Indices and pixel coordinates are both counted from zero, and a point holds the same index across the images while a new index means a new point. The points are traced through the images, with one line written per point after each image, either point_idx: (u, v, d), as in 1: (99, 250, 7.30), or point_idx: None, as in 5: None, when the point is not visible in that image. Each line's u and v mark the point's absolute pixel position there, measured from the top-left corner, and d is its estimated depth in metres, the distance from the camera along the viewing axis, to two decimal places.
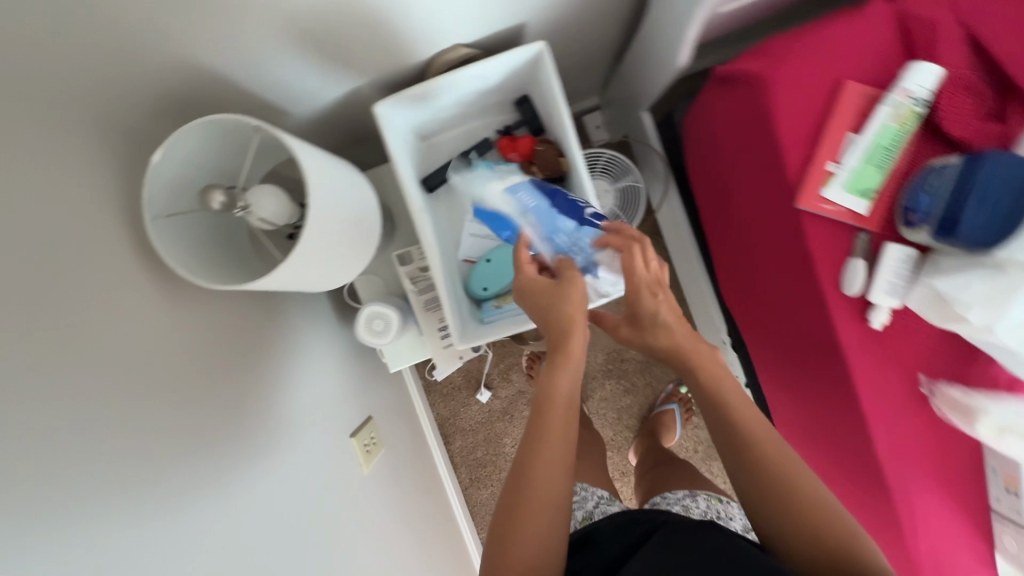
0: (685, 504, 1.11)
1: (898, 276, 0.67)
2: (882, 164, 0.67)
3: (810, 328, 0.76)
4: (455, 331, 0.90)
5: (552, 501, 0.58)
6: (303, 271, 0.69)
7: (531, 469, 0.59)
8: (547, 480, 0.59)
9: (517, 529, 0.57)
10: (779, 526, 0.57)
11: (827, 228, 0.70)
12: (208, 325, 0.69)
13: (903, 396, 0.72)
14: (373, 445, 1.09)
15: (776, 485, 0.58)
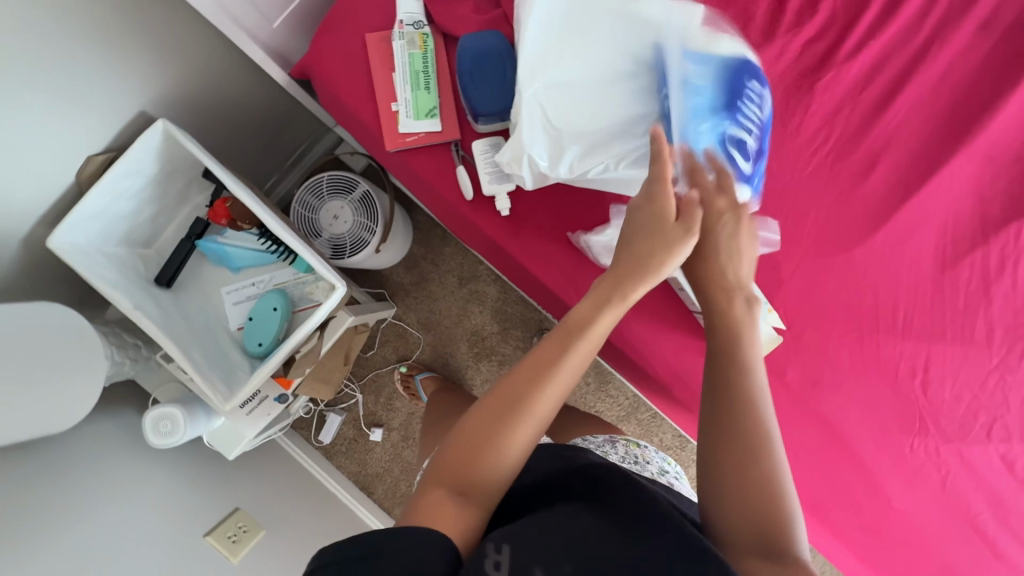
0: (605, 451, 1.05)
1: (490, 164, 0.74)
2: (428, 85, 0.75)
3: (481, 240, 0.81)
4: (221, 397, 0.97)
5: (528, 442, 0.56)
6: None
7: (525, 398, 0.56)
8: (524, 430, 0.55)
9: (480, 456, 0.54)
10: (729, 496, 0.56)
11: (425, 155, 0.77)
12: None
13: (568, 260, 0.75)
14: (240, 533, 1.11)
15: (750, 461, 0.57)
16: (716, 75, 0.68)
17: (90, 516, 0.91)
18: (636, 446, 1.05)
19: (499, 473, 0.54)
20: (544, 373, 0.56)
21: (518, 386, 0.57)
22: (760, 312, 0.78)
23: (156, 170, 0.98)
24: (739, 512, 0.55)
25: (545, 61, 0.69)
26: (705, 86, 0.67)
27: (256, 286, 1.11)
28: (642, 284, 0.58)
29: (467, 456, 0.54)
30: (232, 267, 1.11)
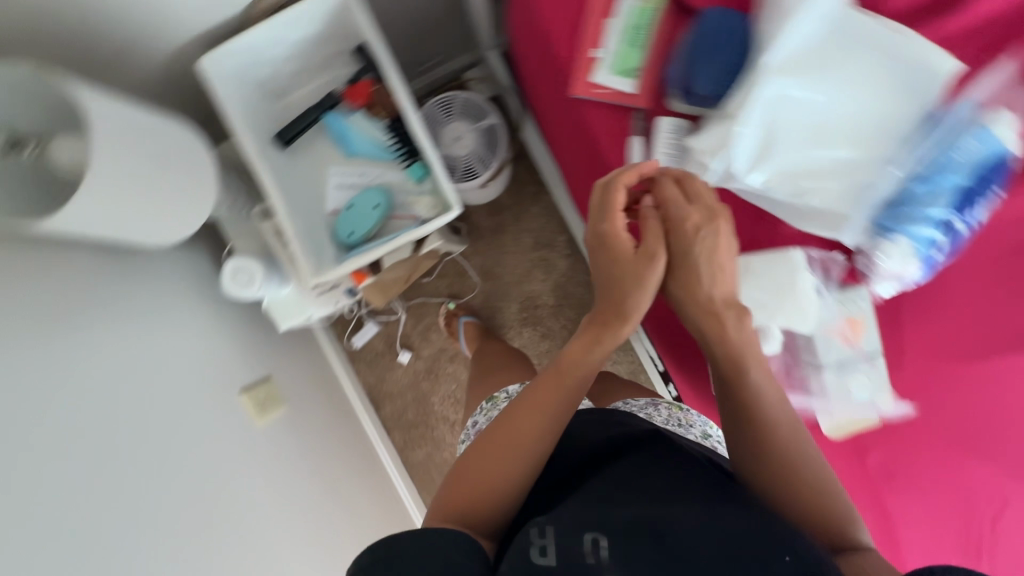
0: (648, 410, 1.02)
1: (670, 148, 0.71)
2: (639, 43, 0.71)
3: (619, 215, 0.80)
4: (309, 270, 0.98)
5: (527, 456, 0.62)
6: (105, 210, 0.73)
7: (517, 424, 0.63)
8: (518, 447, 0.62)
9: (481, 480, 0.61)
10: (786, 475, 0.60)
11: (605, 113, 0.74)
12: (34, 284, 0.75)
13: None
14: (267, 401, 1.13)
15: (782, 470, 0.60)
16: (984, 167, 0.64)
17: (157, 337, 0.93)
18: (680, 408, 1.02)
19: (503, 485, 0.61)
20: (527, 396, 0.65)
21: (513, 417, 0.64)
22: (876, 388, 0.73)
23: (317, 29, 0.95)
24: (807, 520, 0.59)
25: (797, 66, 0.67)
26: (964, 168, 0.64)
27: (362, 178, 1.09)
28: (622, 325, 0.64)
29: (469, 485, 0.61)
30: (347, 151, 1.09)
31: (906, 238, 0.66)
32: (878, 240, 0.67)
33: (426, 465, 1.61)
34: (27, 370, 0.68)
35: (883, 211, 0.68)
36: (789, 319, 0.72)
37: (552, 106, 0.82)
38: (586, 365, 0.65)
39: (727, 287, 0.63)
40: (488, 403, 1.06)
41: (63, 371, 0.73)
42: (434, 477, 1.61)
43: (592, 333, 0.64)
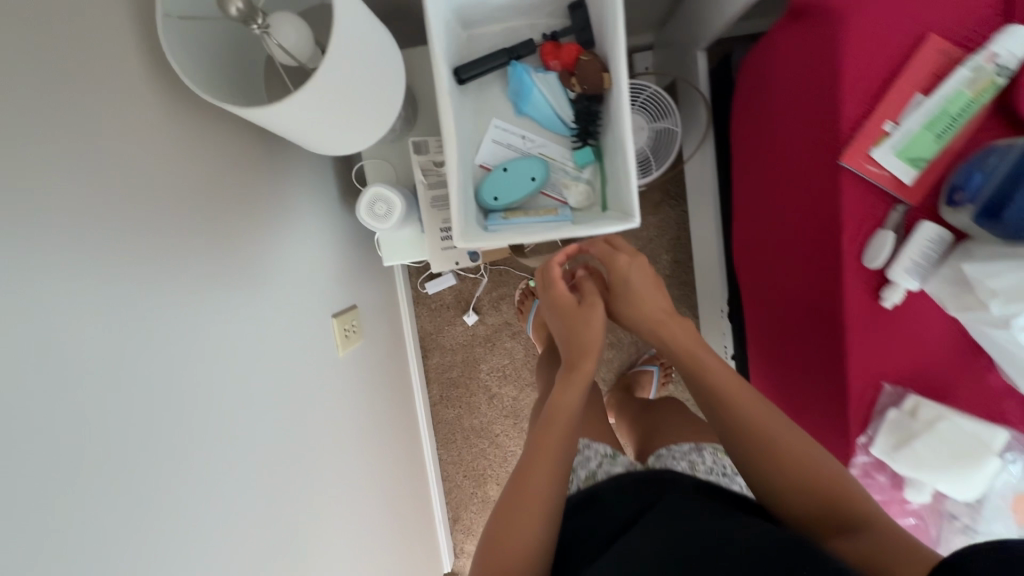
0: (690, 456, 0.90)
1: (923, 258, 0.64)
2: (941, 133, 0.63)
3: (818, 297, 0.74)
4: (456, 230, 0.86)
5: (546, 492, 0.66)
6: (308, 114, 0.66)
7: (535, 459, 0.69)
8: (538, 480, 0.66)
9: (515, 523, 0.63)
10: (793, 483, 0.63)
11: (864, 192, 0.66)
12: (195, 168, 0.68)
13: (877, 387, 0.70)
14: (352, 331, 1.09)
15: (795, 487, 0.62)
16: None
17: (284, 247, 0.87)
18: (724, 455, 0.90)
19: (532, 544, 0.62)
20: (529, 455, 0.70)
21: (530, 457, 0.70)
22: None
23: None
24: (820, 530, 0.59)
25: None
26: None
27: (524, 142, 1.01)
28: (585, 359, 0.78)
29: (501, 532, 0.63)
30: (518, 109, 1.00)
31: None
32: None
33: (454, 425, 1.61)
34: (182, 265, 0.63)
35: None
36: (953, 484, 0.67)
37: (797, 156, 0.74)
38: (578, 388, 0.76)
39: (660, 303, 0.81)
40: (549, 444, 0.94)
41: (210, 270, 0.68)
42: (458, 439, 1.61)
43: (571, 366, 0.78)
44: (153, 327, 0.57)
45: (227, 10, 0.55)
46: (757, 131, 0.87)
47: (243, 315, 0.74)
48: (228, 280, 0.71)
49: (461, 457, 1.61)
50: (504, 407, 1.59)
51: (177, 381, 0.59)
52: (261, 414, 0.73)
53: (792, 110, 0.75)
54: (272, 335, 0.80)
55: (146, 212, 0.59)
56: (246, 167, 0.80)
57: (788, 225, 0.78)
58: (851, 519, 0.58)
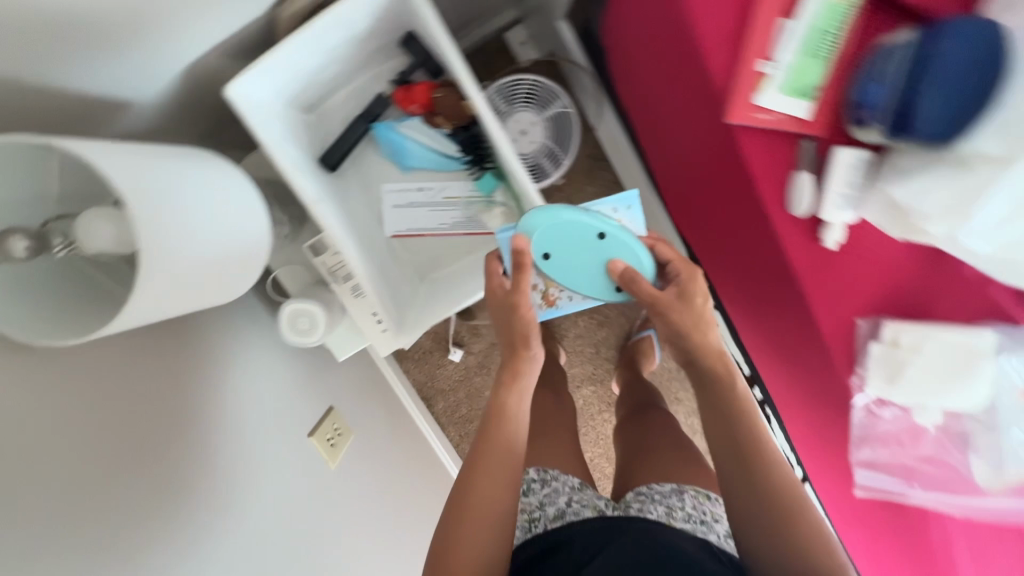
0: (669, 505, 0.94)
1: (851, 185, 0.58)
2: (822, 53, 0.55)
3: (761, 251, 0.68)
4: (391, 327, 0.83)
5: (499, 519, 0.63)
6: (157, 300, 0.59)
7: (490, 456, 0.66)
8: (490, 499, 0.64)
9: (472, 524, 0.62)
10: (773, 528, 0.61)
11: (765, 140, 0.59)
12: (89, 393, 0.64)
13: (841, 337, 0.65)
14: (337, 437, 1.05)
15: (788, 529, 0.60)
16: None
17: (225, 404, 0.84)
18: (706, 499, 0.95)
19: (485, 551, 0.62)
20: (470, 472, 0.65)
21: (473, 473, 0.65)
22: None
23: (363, 27, 0.75)
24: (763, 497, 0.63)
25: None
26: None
27: (424, 193, 0.95)
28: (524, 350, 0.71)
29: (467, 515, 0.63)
30: (403, 166, 0.93)
31: None
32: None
33: None
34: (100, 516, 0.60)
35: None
36: (956, 402, 0.64)
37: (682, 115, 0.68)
38: (519, 397, 0.70)
39: (698, 322, 0.68)
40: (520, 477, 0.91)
41: (138, 497, 0.65)
42: None
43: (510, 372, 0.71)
44: None
45: (15, 253, 0.49)
46: (642, 98, 0.79)
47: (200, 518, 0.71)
48: (163, 491, 0.68)
49: None
50: None
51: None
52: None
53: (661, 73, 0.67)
54: (236, 508, 0.78)
55: (46, 487, 0.55)
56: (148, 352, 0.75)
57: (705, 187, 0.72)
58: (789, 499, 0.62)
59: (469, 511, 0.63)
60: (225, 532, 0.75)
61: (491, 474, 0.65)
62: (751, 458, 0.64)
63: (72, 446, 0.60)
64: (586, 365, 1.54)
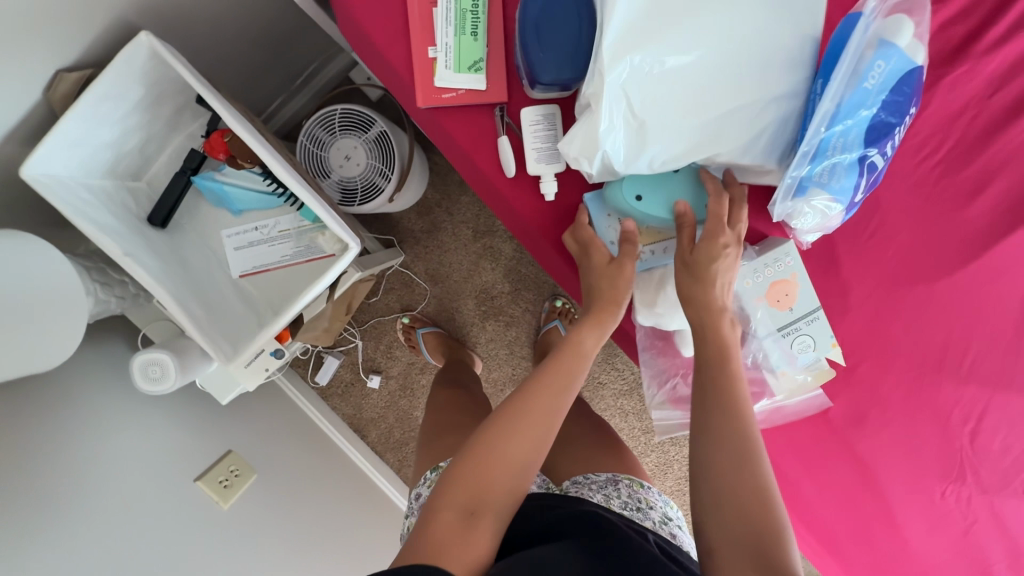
0: (607, 492, 0.88)
1: (543, 139, 0.62)
2: (475, 30, 0.61)
3: (511, 219, 0.71)
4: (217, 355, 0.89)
5: (509, 481, 0.58)
6: None
7: (514, 430, 0.60)
8: (510, 455, 0.59)
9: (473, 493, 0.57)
10: (733, 525, 0.53)
11: (463, 115, 0.65)
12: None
13: None
14: (232, 478, 1.09)
15: (770, 535, 0.52)
16: (890, 90, 0.54)
17: (84, 469, 0.89)
18: (641, 486, 0.92)
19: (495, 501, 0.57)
20: (537, 408, 0.61)
21: (497, 433, 0.60)
22: (822, 347, 0.66)
23: (142, 95, 0.84)
24: (727, 506, 0.54)
25: (646, 31, 0.51)
26: (875, 94, 0.54)
27: (260, 232, 1.01)
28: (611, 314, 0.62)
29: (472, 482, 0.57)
30: (233, 210, 1.00)
31: (823, 195, 0.57)
32: (794, 202, 0.58)
33: None
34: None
35: (804, 164, 0.56)
36: None
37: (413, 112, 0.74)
38: (559, 388, 0.62)
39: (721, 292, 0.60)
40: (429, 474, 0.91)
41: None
42: None
43: (596, 319, 0.63)
44: None
45: None
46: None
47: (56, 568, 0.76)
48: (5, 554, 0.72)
49: None
50: None
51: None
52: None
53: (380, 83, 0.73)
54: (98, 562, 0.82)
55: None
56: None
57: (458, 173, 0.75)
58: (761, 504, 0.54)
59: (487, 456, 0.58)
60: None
61: (521, 433, 0.59)
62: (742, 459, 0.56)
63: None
64: (505, 367, 1.56)
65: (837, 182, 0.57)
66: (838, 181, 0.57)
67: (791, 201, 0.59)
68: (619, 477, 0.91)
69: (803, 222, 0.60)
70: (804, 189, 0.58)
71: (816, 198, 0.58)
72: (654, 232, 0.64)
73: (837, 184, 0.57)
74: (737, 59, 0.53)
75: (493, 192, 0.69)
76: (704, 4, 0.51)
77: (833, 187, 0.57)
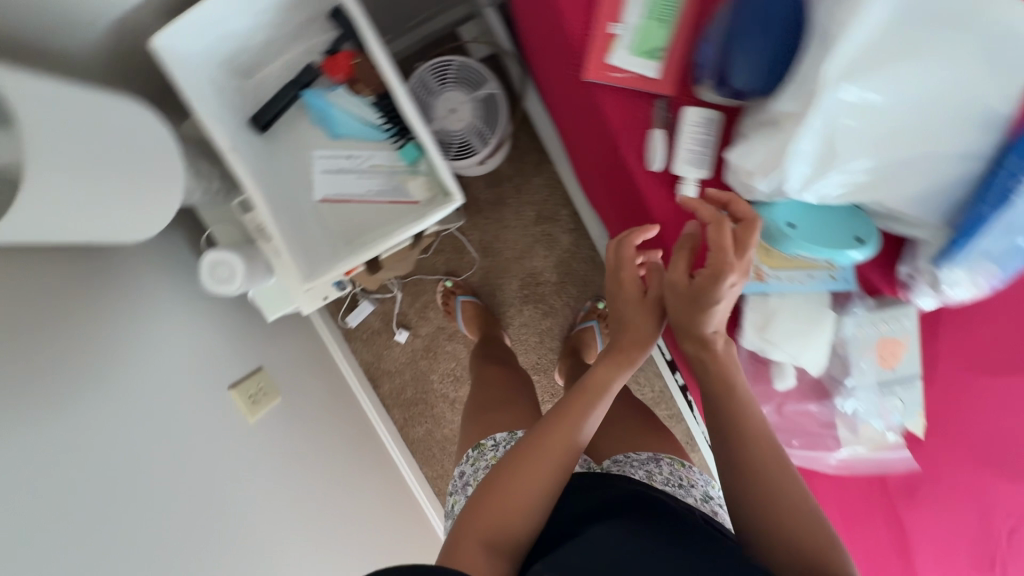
0: (648, 467, 0.94)
1: (699, 142, 0.62)
2: (664, 17, 0.60)
3: (634, 211, 0.72)
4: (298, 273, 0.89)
5: (531, 506, 0.60)
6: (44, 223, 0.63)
7: (534, 459, 0.62)
8: (528, 484, 0.61)
9: (494, 514, 0.60)
10: (781, 543, 0.55)
11: (623, 99, 0.64)
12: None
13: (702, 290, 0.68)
14: (259, 395, 1.08)
15: (817, 552, 0.54)
16: None
17: (136, 352, 0.88)
18: (682, 464, 0.96)
19: (519, 528, 0.59)
20: (555, 436, 0.64)
21: (518, 461, 0.63)
22: (910, 413, 0.65)
23: None
24: (774, 518, 0.56)
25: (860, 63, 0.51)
26: None
27: (352, 161, 1.00)
28: (638, 346, 0.67)
29: (488, 506, 0.60)
30: (331, 133, 0.99)
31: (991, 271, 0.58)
32: (959, 271, 0.58)
33: (427, 441, 1.62)
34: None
35: (988, 237, 0.56)
36: (800, 357, 0.65)
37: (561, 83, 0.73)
38: (577, 418, 0.65)
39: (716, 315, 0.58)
40: (471, 451, 0.93)
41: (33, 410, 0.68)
42: (435, 452, 1.62)
43: (619, 357, 0.67)
44: None
45: None
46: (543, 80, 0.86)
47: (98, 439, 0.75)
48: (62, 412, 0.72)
49: (443, 469, 1.61)
50: None
51: (19, 527, 0.60)
52: (138, 522, 0.75)
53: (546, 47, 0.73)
54: (139, 441, 0.81)
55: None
56: (61, 290, 0.79)
57: (593, 153, 0.75)
58: (787, 508, 0.56)
59: (509, 486, 0.61)
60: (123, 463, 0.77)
61: (538, 459, 0.62)
62: (751, 467, 0.59)
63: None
64: (531, 354, 1.56)
65: (1008, 261, 0.57)
66: (1008, 261, 0.57)
67: (958, 269, 0.58)
68: (659, 454, 0.96)
69: (955, 290, 0.60)
70: (975, 261, 0.57)
71: (981, 271, 0.58)
72: (792, 260, 0.64)
73: (1006, 263, 0.57)
74: (934, 112, 0.53)
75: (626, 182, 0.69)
76: (920, 50, 0.51)
77: (1001, 265, 0.57)
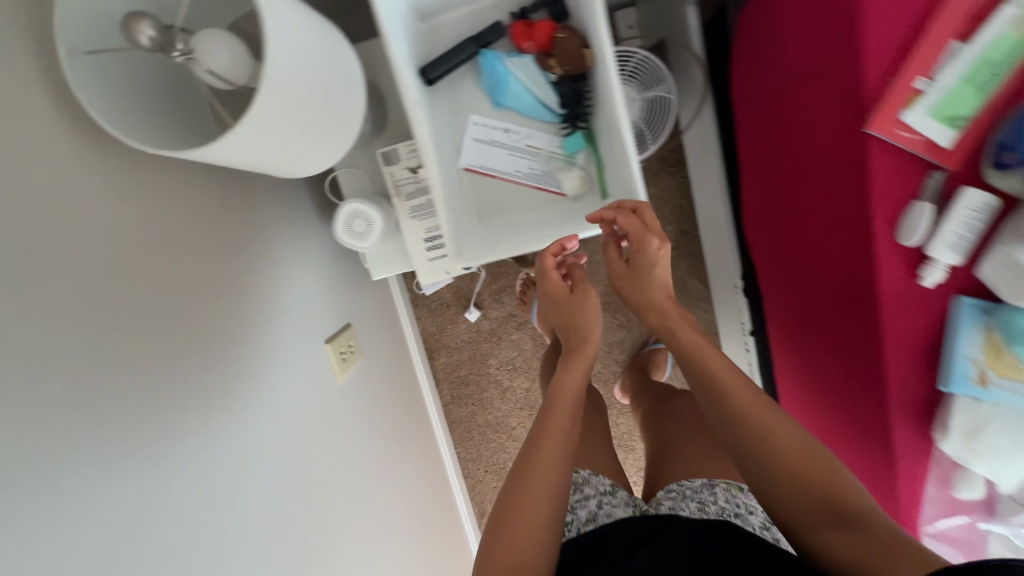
0: (703, 498, 0.83)
1: (969, 228, 0.57)
2: (982, 86, 0.56)
3: (845, 277, 0.66)
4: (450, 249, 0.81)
5: (543, 520, 0.63)
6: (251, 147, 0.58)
7: (530, 484, 0.65)
8: (533, 504, 0.64)
9: (519, 519, 0.63)
10: (818, 506, 0.58)
11: (896, 159, 0.59)
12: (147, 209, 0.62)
13: (904, 376, 0.64)
14: (348, 353, 1.03)
15: (833, 509, 0.57)
16: None
17: (263, 284, 0.81)
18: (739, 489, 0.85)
19: (536, 546, 0.62)
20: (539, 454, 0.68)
21: (521, 483, 0.66)
22: None
23: None
24: (798, 511, 0.59)
25: None
26: None
27: (508, 136, 0.93)
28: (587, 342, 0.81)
29: (511, 512, 0.63)
30: (495, 101, 0.91)
31: None
32: None
33: (469, 423, 1.59)
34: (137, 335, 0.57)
35: None
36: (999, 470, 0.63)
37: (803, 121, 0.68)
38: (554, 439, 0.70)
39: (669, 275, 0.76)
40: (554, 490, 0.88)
41: (175, 331, 0.62)
42: (474, 435, 1.59)
43: (579, 352, 0.80)
44: (116, 431, 0.52)
45: (139, 42, 0.46)
46: (755, 106, 0.79)
47: (227, 375, 0.69)
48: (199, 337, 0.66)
49: (479, 453, 1.60)
50: (518, 400, 1.56)
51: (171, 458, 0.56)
52: (248, 470, 0.70)
53: (800, 77, 0.66)
54: (258, 380, 0.75)
55: (83, 285, 0.52)
56: (208, 206, 0.73)
57: (810, 203, 0.70)
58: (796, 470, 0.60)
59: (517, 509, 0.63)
60: (245, 401, 0.72)
61: (536, 475, 0.66)
62: (740, 422, 0.64)
63: (113, 257, 0.56)
64: (596, 361, 1.51)
65: None
66: None
67: None
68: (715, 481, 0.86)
69: None
70: None
71: None
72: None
73: None
74: None
75: (855, 245, 0.63)
76: None
77: None
